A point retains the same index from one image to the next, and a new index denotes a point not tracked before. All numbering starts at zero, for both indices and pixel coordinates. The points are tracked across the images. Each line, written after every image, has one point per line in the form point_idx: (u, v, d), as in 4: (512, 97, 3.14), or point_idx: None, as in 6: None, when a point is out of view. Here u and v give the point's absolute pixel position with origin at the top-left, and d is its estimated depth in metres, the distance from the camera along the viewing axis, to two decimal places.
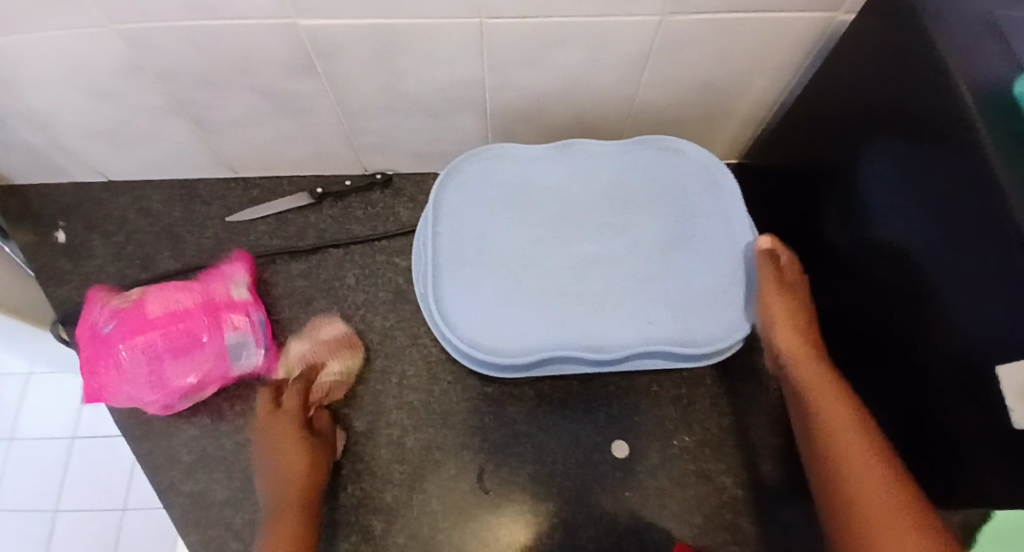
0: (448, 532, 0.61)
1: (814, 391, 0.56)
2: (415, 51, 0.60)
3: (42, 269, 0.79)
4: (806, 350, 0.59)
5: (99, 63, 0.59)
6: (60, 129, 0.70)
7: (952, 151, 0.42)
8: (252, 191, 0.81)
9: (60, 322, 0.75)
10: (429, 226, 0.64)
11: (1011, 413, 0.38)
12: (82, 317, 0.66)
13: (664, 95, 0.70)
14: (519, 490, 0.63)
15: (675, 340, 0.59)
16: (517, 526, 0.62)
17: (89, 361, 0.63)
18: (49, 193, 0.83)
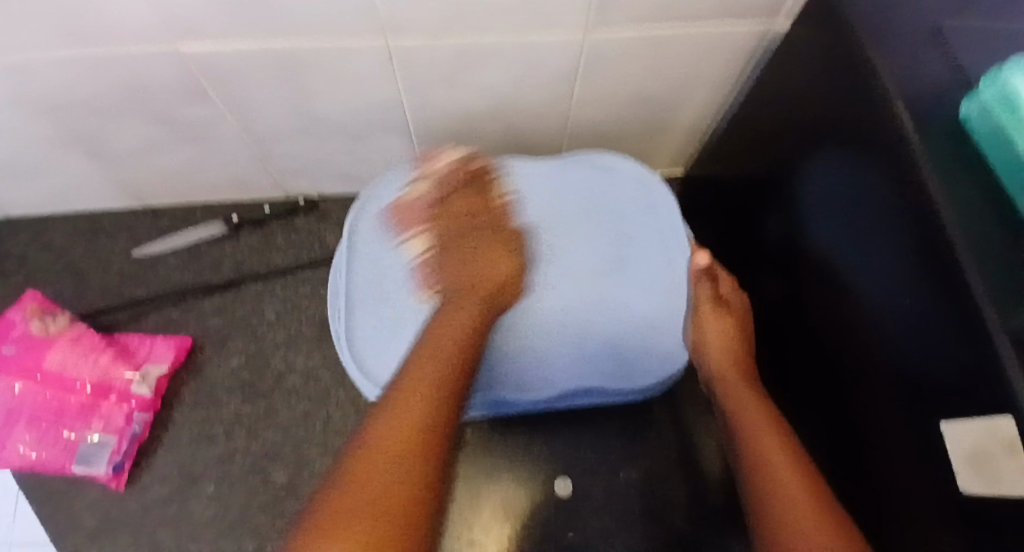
0: None
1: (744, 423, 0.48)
2: (321, 75, 0.53)
3: None
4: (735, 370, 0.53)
5: None
6: None
7: (891, 178, 0.38)
8: (163, 220, 0.74)
9: None
10: (342, 263, 0.59)
11: (958, 477, 0.33)
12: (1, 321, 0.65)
13: (601, 112, 0.65)
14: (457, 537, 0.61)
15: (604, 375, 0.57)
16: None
17: None
18: None
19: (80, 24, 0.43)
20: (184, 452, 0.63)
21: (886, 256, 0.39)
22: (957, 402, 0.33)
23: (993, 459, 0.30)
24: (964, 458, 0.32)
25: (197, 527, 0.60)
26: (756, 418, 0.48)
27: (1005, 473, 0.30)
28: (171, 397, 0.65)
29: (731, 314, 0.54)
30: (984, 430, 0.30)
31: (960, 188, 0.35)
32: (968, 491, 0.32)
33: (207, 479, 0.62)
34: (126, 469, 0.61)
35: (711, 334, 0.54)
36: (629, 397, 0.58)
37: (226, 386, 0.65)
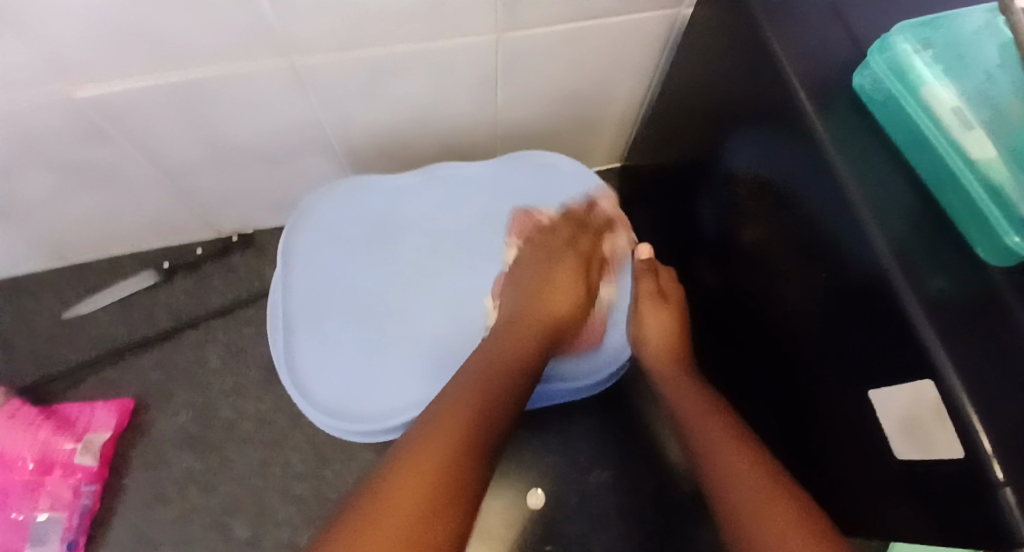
0: None
1: (687, 412, 0.49)
2: (227, 103, 0.51)
3: None
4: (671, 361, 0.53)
5: None
6: None
7: (799, 155, 0.38)
8: (91, 275, 0.71)
9: None
10: (278, 287, 0.55)
11: (894, 442, 0.33)
12: None
13: (528, 112, 0.64)
14: None
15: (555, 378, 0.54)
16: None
17: None
18: None
19: None
20: (139, 517, 0.60)
21: (803, 232, 0.39)
22: (883, 370, 0.33)
23: (921, 424, 0.31)
24: (895, 425, 0.33)
25: None
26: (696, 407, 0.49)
27: (936, 435, 0.30)
28: (120, 460, 0.62)
29: (670, 307, 0.55)
30: (914, 398, 0.31)
31: (867, 161, 0.36)
32: (901, 455, 0.33)
33: (164, 542, 0.59)
34: (82, 545, 0.58)
35: (647, 328, 0.54)
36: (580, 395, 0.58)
37: (175, 440, 0.63)
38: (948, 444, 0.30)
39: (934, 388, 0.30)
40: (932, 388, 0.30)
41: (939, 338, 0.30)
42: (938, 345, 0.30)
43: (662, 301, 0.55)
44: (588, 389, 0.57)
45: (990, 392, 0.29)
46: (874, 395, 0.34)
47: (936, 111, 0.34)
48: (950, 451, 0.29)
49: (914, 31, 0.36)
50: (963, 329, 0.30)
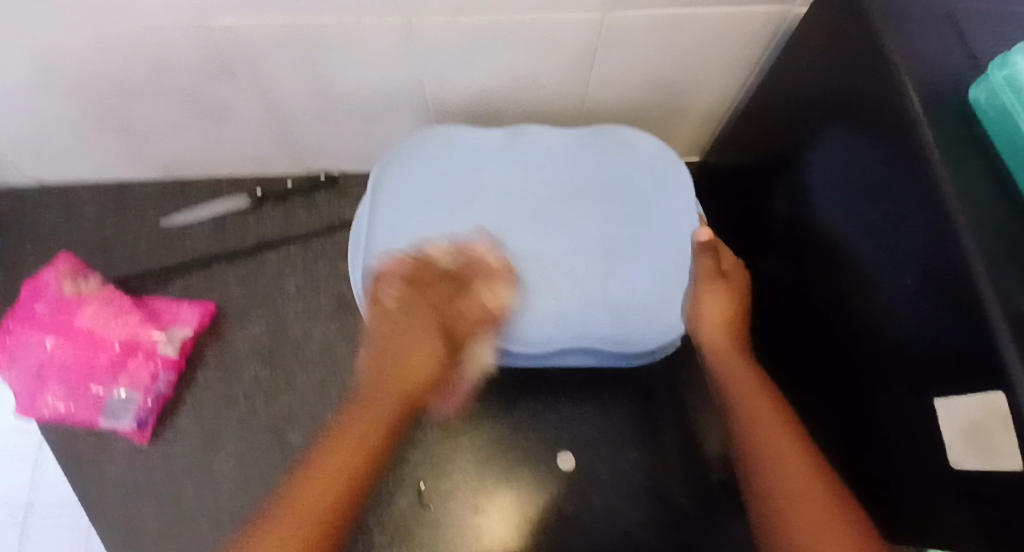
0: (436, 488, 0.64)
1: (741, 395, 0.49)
2: (342, 54, 0.54)
3: None
4: (727, 345, 0.53)
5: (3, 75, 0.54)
6: None
7: (899, 161, 0.39)
8: (188, 193, 0.76)
9: None
10: (365, 216, 0.60)
11: (952, 453, 0.34)
12: (35, 283, 0.65)
13: (619, 93, 0.65)
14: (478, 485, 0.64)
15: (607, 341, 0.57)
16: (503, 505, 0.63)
17: (6, 335, 0.63)
18: None
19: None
20: (205, 416, 0.65)
21: (891, 238, 0.40)
22: (957, 377, 0.34)
23: (983, 435, 0.31)
24: (960, 433, 0.33)
25: (218, 484, 0.62)
26: (752, 394, 0.49)
27: (1001, 445, 0.30)
28: (196, 360, 0.67)
29: (729, 287, 0.54)
30: (981, 410, 0.32)
31: (971, 173, 0.36)
32: (956, 466, 0.34)
33: (227, 441, 0.64)
34: (150, 425, 0.63)
35: (708, 309, 0.53)
36: (625, 362, 0.59)
37: (248, 352, 0.68)
38: (1006, 455, 0.30)
39: (1005, 400, 0.30)
40: (1001, 398, 0.30)
41: (1016, 351, 0.30)
42: (1016, 356, 0.30)
43: (720, 281, 0.54)
44: (636, 357, 0.59)
45: None
46: (940, 404, 0.35)
47: None
48: (1014, 463, 0.30)
49: None
50: None
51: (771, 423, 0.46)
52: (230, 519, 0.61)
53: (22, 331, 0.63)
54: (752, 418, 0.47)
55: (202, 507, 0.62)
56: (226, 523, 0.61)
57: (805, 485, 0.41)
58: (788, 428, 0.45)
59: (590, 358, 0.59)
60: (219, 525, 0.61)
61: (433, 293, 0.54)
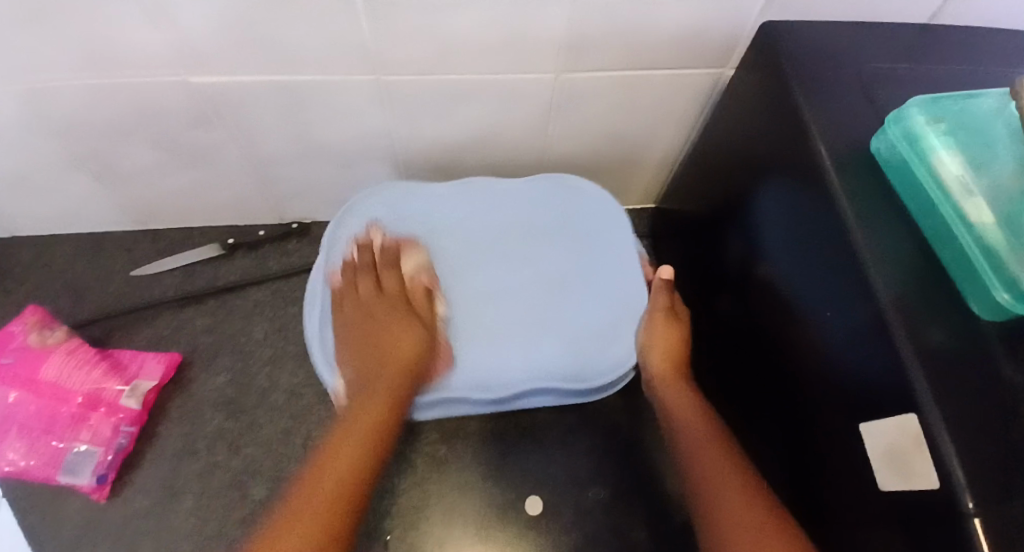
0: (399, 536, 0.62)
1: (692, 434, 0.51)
2: (321, 104, 0.57)
3: None
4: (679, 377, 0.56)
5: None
6: None
7: (815, 208, 0.43)
8: (161, 242, 0.78)
9: None
10: (321, 268, 0.62)
11: (878, 476, 0.36)
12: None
13: (577, 146, 0.70)
14: (448, 536, 0.62)
15: (561, 376, 0.59)
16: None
17: None
18: None
19: (110, 53, 0.48)
20: (165, 465, 0.64)
21: (810, 279, 0.44)
22: (877, 400, 0.36)
23: (902, 458, 0.33)
24: (881, 456, 0.35)
25: (173, 536, 0.61)
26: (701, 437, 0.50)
27: (916, 466, 0.33)
28: (161, 410, 0.66)
29: (677, 325, 0.59)
30: (896, 432, 0.34)
31: (878, 217, 0.40)
32: (882, 487, 0.35)
33: (187, 492, 0.62)
34: (110, 481, 0.62)
35: (658, 343, 0.58)
36: (583, 396, 0.62)
37: (214, 399, 0.67)
38: (925, 476, 0.32)
39: (917, 421, 0.32)
40: (914, 421, 0.33)
41: (924, 380, 0.33)
42: (922, 382, 0.33)
43: (671, 318, 0.59)
44: (589, 392, 0.62)
45: (965, 432, 0.31)
46: (865, 427, 0.37)
47: (942, 178, 0.38)
48: (930, 481, 0.32)
49: (926, 107, 0.41)
50: (947, 376, 0.33)
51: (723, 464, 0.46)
52: None
53: None
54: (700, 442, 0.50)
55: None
56: None
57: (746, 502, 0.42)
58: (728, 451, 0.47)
59: (547, 396, 0.61)
60: None
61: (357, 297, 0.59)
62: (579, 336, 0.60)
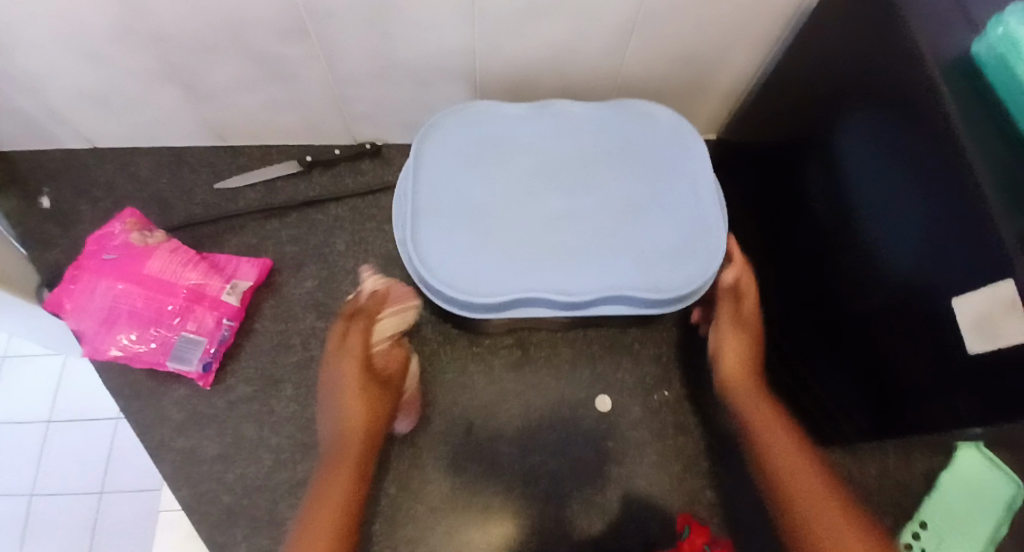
0: (479, 428, 0.68)
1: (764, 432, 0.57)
2: (409, 16, 0.58)
3: (28, 235, 0.76)
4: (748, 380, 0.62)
5: (92, 21, 0.56)
6: (54, 94, 0.68)
7: (912, 113, 0.45)
8: (240, 158, 0.81)
9: (47, 287, 0.72)
10: (410, 178, 0.63)
11: (967, 342, 0.41)
12: (103, 236, 0.70)
13: (651, 70, 0.72)
14: (527, 428, 0.68)
15: (640, 286, 0.59)
16: (547, 446, 0.68)
17: (78, 279, 0.68)
18: (31, 159, 0.79)
19: None
20: (264, 358, 0.69)
21: (903, 181, 0.47)
22: (973, 275, 0.40)
23: (993, 320, 0.38)
24: (973, 323, 0.40)
25: (276, 419, 0.66)
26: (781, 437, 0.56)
27: (1008, 327, 0.37)
28: (253, 310, 0.72)
29: (740, 306, 0.63)
30: (991, 299, 0.38)
31: (975, 115, 0.43)
32: (971, 350, 0.41)
33: (285, 383, 0.68)
34: (214, 370, 0.67)
35: (726, 344, 0.62)
36: (661, 310, 0.61)
37: (304, 302, 0.72)
38: (1015, 331, 0.36)
39: (1012, 286, 0.36)
40: (1010, 286, 0.37)
41: (1020, 250, 0.36)
42: (1018, 251, 0.36)
43: (731, 299, 0.63)
44: (658, 304, 0.61)
45: None
46: (956, 302, 0.42)
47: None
48: (1017, 333, 0.36)
49: None
50: None
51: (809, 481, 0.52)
52: (289, 453, 0.65)
53: (92, 276, 0.68)
54: (813, 507, 0.50)
55: (262, 445, 0.65)
56: (287, 457, 0.65)
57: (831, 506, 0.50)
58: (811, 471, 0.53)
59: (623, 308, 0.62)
60: (278, 460, 0.65)
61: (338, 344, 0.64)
62: (658, 249, 0.61)
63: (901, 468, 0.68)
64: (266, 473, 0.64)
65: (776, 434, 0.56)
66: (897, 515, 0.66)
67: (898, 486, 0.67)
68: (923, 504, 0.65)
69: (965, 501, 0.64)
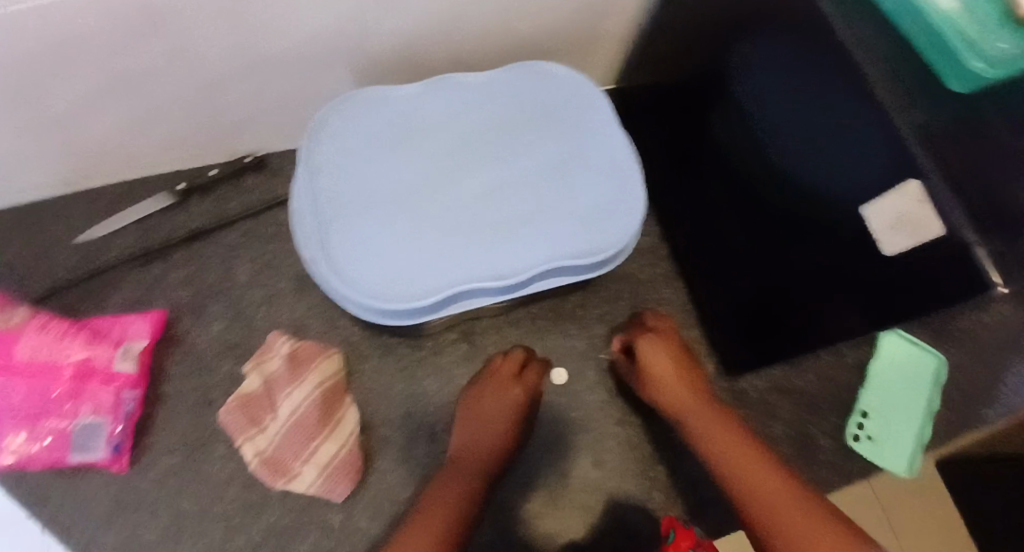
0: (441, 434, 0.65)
1: (685, 410, 0.57)
2: (263, 6, 0.49)
3: None
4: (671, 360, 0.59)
5: None
6: None
7: (803, 34, 0.45)
8: (99, 202, 0.70)
9: None
10: (305, 187, 0.57)
11: (877, 238, 0.45)
12: None
13: (538, 26, 0.67)
14: None
15: (574, 253, 0.57)
16: None
17: None
18: None
19: None
20: (186, 420, 0.63)
21: (803, 101, 0.47)
22: (877, 184, 0.41)
23: (908, 218, 0.42)
24: (886, 225, 0.43)
25: (218, 482, 0.61)
26: (706, 417, 0.55)
27: (921, 222, 0.42)
28: (158, 371, 0.64)
29: (664, 342, 0.61)
30: (899, 199, 0.42)
31: (861, 24, 0.42)
32: (885, 249, 0.46)
33: (216, 441, 0.62)
34: (127, 449, 0.60)
35: (653, 360, 0.60)
36: (597, 272, 0.60)
37: (216, 349, 0.65)
38: (932, 226, 0.41)
39: (920, 186, 0.41)
40: (918, 186, 0.41)
41: None
42: None
43: (650, 338, 0.61)
44: (596, 265, 0.59)
45: None
46: (861, 208, 0.44)
47: None
48: (935, 229, 0.41)
49: None
50: None
51: (739, 454, 0.51)
52: (240, 514, 0.60)
53: None
54: (742, 472, 0.50)
55: (209, 512, 0.60)
56: (239, 519, 0.60)
57: (756, 474, 0.49)
58: (730, 429, 0.53)
59: (561, 278, 0.60)
60: (230, 523, 0.60)
61: (262, 410, 0.61)
62: (584, 210, 0.58)
63: (836, 364, 0.72)
64: (220, 541, 0.59)
65: (711, 427, 0.54)
66: (840, 411, 0.71)
67: (837, 383, 0.72)
68: (861, 395, 0.70)
69: (895, 384, 0.69)
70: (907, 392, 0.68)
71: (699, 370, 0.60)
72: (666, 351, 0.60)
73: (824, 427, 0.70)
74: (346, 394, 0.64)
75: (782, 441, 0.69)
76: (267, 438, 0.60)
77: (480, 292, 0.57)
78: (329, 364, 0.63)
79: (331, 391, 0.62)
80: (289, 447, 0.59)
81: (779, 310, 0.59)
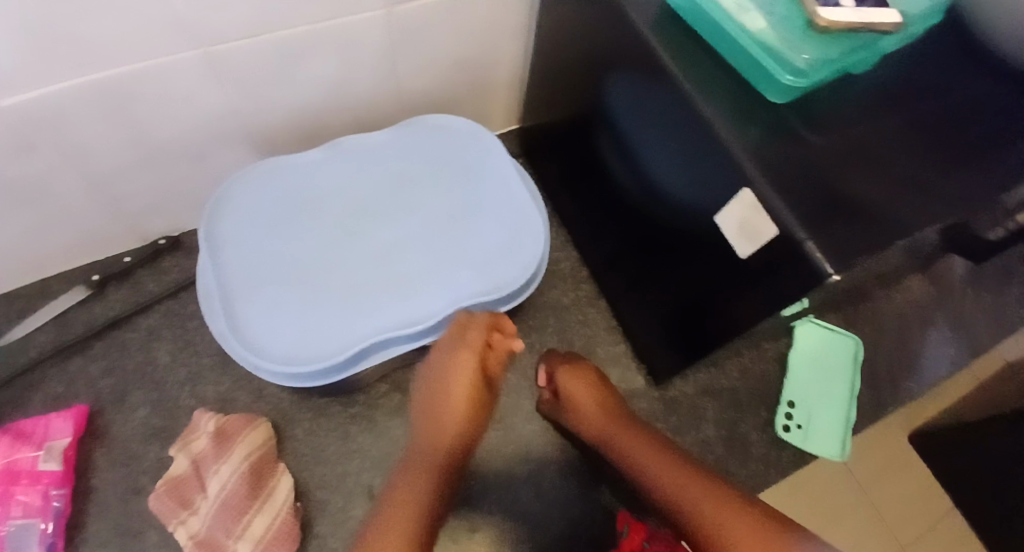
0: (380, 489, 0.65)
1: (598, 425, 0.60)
2: (145, 98, 0.52)
3: None
4: (584, 382, 0.63)
5: None
6: None
7: (648, 69, 0.49)
8: (13, 302, 0.70)
9: None
10: (208, 264, 0.58)
11: (735, 246, 0.45)
12: None
13: (429, 82, 0.71)
14: None
15: (482, 292, 0.59)
16: None
17: None
18: None
19: None
20: (115, 513, 0.62)
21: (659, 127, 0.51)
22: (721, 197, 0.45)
23: (749, 222, 0.43)
24: (736, 231, 0.44)
25: None
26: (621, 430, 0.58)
27: (759, 226, 0.42)
28: (84, 466, 0.63)
29: (581, 369, 0.64)
30: (739, 206, 0.43)
31: (691, 56, 0.47)
32: (743, 254, 0.45)
33: (148, 530, 0.61)
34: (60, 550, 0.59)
35: (569, 384, 0.63)
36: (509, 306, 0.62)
37: (142, 435, 0.65)
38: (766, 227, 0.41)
39: (750, 193, 0.42)
40: (749, 193, 0.42)
41: (750, 162, 0.42)
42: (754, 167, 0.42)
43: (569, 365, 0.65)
44: (506, 300, 0.61)
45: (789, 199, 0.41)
46: (719, 219, 0.46)
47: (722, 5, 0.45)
48: (769, 230, 0.41)
49: None
50: (764, 161, 0.42)
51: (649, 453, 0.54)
52: None
53: None
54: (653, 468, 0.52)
55: None
56: None
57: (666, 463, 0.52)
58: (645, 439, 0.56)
59: None
60: None
61: (192, 491, 0.60)
62: (488, 251, 0.61)
63: (759, 361, 0.75)
64: None
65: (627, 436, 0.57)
66: (769, 407, 0.73)
67: (762, 380, 0.74)
68: (784, 386, 0.73)
69: (816, 370, 0.73)
70: (826, 375, 0.73)
71: (618, 396, 0.64)
72: (584, 377, 0.64)
73: (756, 425, 0.72)
74: (279, 463, 0.63)
75: (717, 446, 0.71)
76: (198, 521, 0.58)
77: (395, 342, 0.58)
78: (258, 434, 0.63)
79: (263, 462, 0.61)
80: (221, 525, 0.57)
81: (683, 321, 0.61)
